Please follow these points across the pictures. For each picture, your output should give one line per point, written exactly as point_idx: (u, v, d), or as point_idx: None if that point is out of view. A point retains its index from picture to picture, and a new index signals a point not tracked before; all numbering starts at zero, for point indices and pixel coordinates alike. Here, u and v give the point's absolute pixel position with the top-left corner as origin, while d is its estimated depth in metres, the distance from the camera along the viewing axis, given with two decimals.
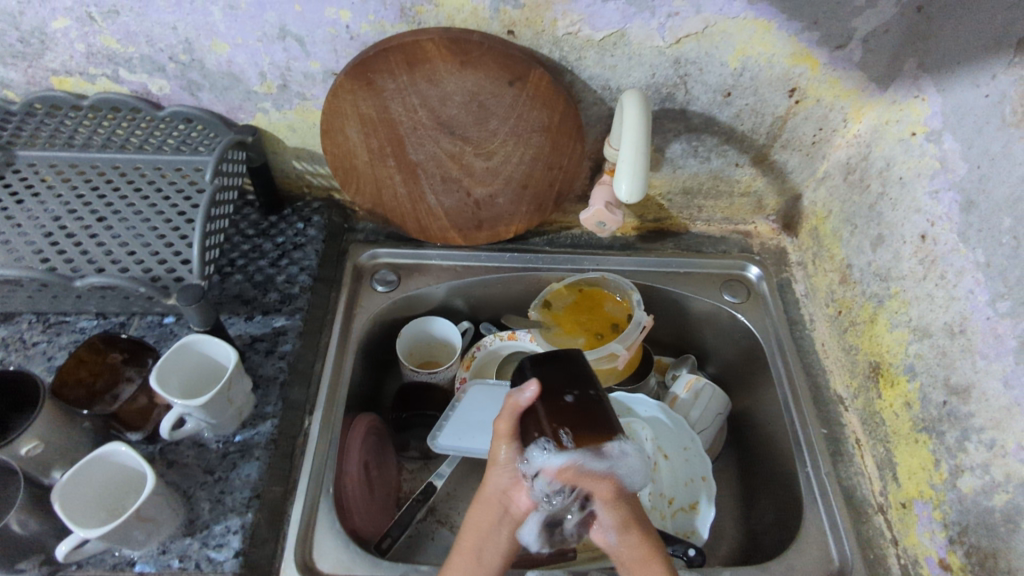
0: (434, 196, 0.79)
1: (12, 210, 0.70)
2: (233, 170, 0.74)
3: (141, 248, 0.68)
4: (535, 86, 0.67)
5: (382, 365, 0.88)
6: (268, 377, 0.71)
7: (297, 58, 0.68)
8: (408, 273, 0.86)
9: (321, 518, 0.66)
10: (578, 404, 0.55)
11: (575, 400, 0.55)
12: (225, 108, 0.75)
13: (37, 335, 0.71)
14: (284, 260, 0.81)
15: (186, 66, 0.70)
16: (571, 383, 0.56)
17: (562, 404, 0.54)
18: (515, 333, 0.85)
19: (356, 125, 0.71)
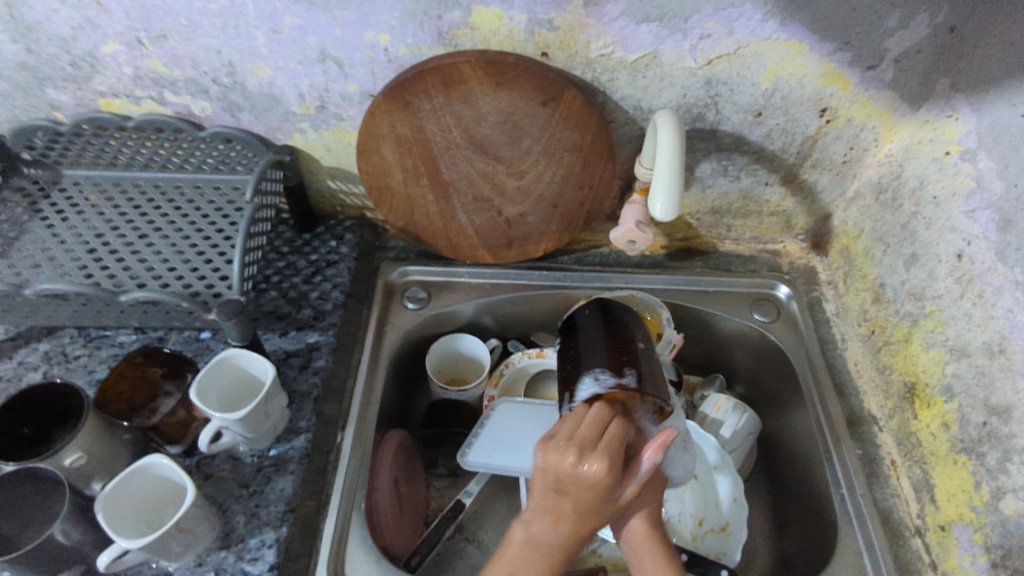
0: (465, 214, 0.81)
1: (58, 228, 0.72)
2: (270, 189, 0.76)
3: (182, 264, 0.69)
4: (568, 106, 0.68)
5: (411, 382, 0.89)
6: (302, 392, 0.72)
7: (335, 80, 0.70)
8: (438, 291, 0.87)
9: (353, 533, 0.67)
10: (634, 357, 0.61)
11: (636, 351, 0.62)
12: (264, 128, 0.77)
13: (79, 348, 0.72)
14: (318, 277, 0.82)
15: (228, 88, 0.72)
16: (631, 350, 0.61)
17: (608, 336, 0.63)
18: (544, 352, 0.88)
19: (392, 144, 0.73)
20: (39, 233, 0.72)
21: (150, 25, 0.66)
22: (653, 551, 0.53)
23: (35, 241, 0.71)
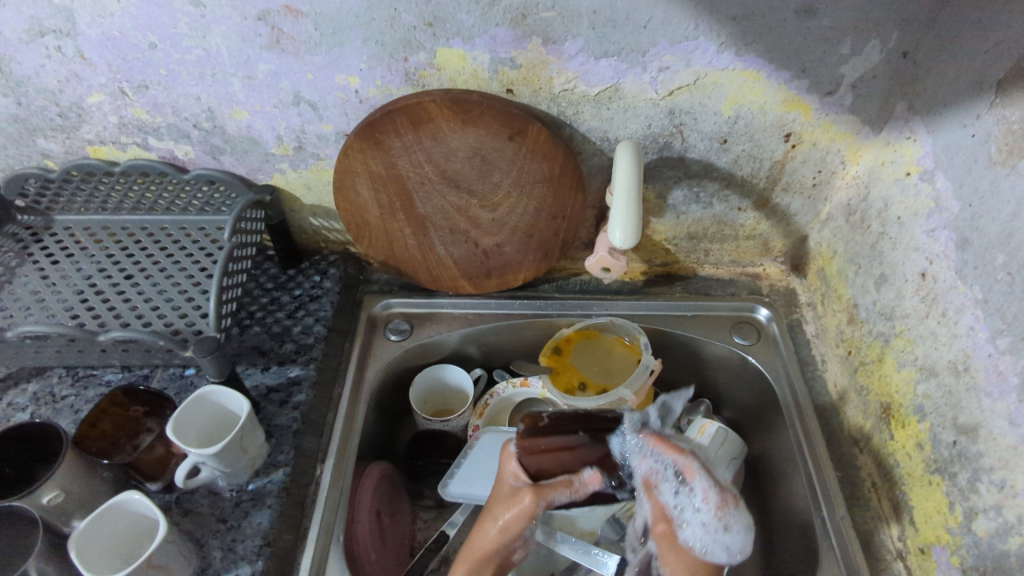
0: (443, 247, 0.82)
1: (48, 271, 0.75)
2: (251, 227, 0.78)
3: (164, 303, 0.71)
4: (534, 140, 0.70)
5: (396, 414, 0.90)
6: (282, 426, 0.73)
7: (310, 121, 0.73)
8: (420, 322, 0.88)
9: (330, 566, 0.67)
10: (586, 442, 0.62)
11: (585, 438, 0.62)
12: (246, 170, 0.80)
13: (66, 389, 0.74)
14: (301, 311, 0.84)
15: (209, 133, 0.75)
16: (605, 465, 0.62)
17: (573, 439, 0.62)
18: (529, 380, 0.87)
19: (366, 181, 0.75)
20: (30, 277, 0.74)
21: (132, 76, 0.69)
22: (667, 531, 0.61)
23: (25, 286, 0.73)
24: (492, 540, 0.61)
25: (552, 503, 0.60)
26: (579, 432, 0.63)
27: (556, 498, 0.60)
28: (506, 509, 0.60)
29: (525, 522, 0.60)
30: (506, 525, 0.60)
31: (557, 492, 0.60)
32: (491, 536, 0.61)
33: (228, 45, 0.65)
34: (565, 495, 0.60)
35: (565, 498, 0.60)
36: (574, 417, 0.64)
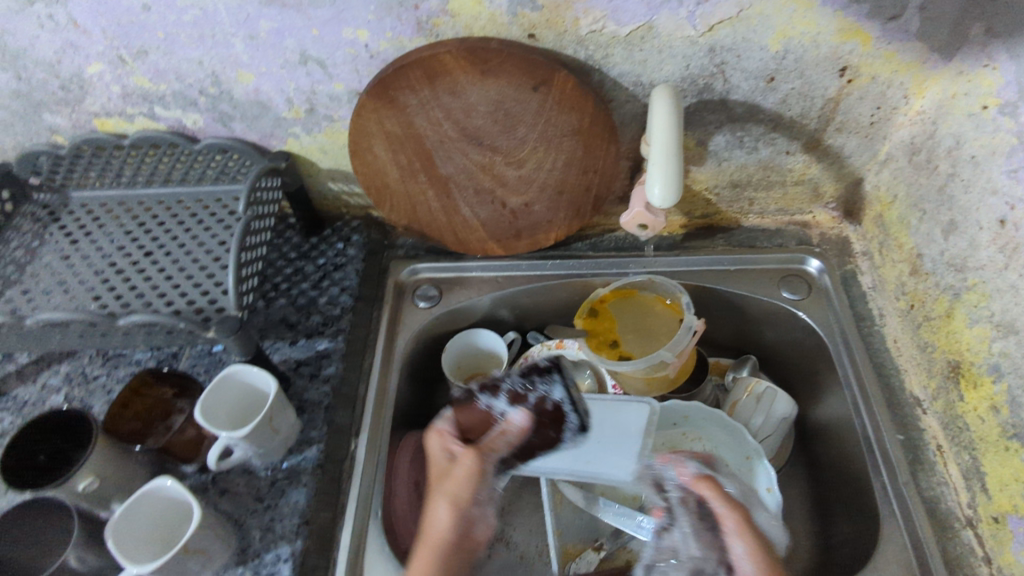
0: (469, 208, 0.78)
1: (68, 252, 0.73)
2: (268, 196, 0.74)
3: (185, 281, 0.69)
4: (560, 89, 0.65)
5: (429, 381, 0.88)
6: (314, 401, 0.72)
7: (320, 81, 0.68)
8: (449, 288, 0.85)
9: (370, 541, 0.65)
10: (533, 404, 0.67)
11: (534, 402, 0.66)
12: (258, 136, 0.76)
13: (99, 368, 0.74)
14: (326, 280, 0.82)
15: (216, 98, 0.71)
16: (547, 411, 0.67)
17: (472, 409, 0.66)
18: (563, 342, 0.83)
19: (384, 142, 0.70)
20: (50, 260, 0.73)
21: (130, 42, 0.65)
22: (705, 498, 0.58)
23: (46, 269, 0.72)
24: (445, 518, 0.57)
25: (494, 454, 0.63)
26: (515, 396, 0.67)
27: (497, 445, 0.64)
28: (439, 476, 0.61)
29: (482, 485, 0.60)
30: (457, 487, 0.58)
31: (497, 441, 0.64)
32: (445, 517, 0.57)
33: (226, 3, 0.61)
34: (497, 441, 0.64)
35: (503, 447, 0.64)
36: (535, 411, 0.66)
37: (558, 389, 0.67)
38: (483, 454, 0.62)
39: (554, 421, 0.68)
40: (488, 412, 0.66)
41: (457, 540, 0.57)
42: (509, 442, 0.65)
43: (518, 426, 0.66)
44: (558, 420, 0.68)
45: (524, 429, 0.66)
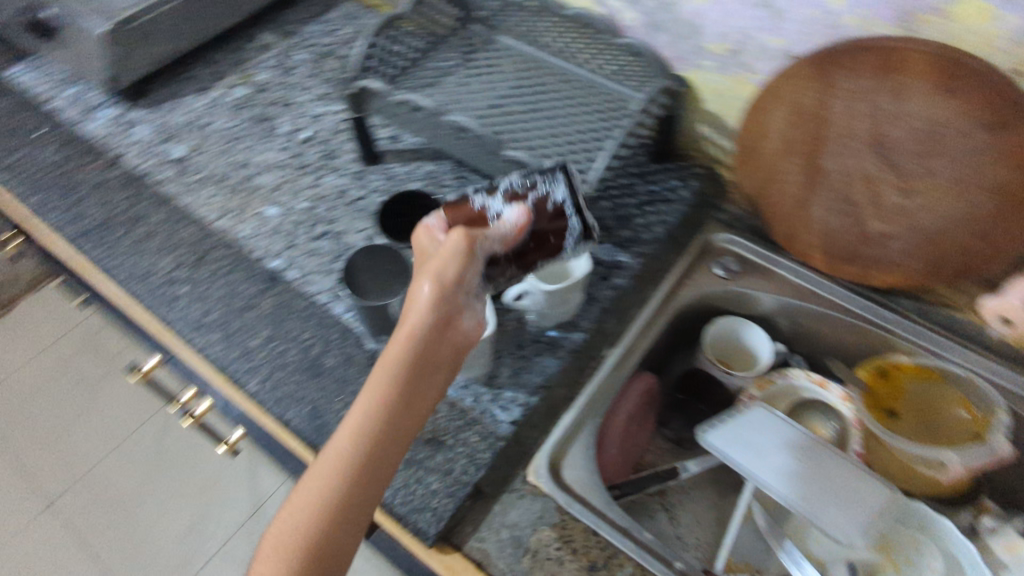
0: (823, 211, 0.72)
1: (466, 79, 0.82)
2: (653, 112, 0.74)
3: (549, 146, 0.73)
4: (1013, 140, 0.59)
5: (687, 343, 0.87)
6: (593, 298, 0.74)
7: (762, 30, 0.68)
8: (751, 272, 0.81)
9: (583, 437, 0.69)
10: (559, 209, 0.55)
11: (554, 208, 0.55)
12: (671, 54, 0.77)
13: (449, 179, 0.82)
14: (649, 207, 0.82)
15: (661, 7, 0.74)
16: (560, 225, 0.55)
17: (547, 204, 0.55)
18: (828, 384, 0.76)
19: (788, 111, 0.70)
20: (453, 79, 0.82)
21: None
22: None
23: (445, 87, 0.80)
24: (420, 309, 0.49)
25: (494, 248, 0.53)
26: (552, 199, 0.55)
27: (502, 228, 0.53)
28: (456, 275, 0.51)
29: (465, 270, 0.51)
30: (444, 254, 0.50)
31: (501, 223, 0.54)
32: (422, 297, 0.49)
33: None
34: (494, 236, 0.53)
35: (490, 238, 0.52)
36: (541, 209, 0.54)
37: (557, 189, 0.55)
38: (461, 245, 0.50)
39: (551, 234, 0.55)
40: (468, 204, 0.55)
41: (434, 327, 0.49)
42: (496, 240, 0.53)
43: (511, 224, 0.53)
44: (551, 231, 0.55)
45: (518, 228, 0.53)
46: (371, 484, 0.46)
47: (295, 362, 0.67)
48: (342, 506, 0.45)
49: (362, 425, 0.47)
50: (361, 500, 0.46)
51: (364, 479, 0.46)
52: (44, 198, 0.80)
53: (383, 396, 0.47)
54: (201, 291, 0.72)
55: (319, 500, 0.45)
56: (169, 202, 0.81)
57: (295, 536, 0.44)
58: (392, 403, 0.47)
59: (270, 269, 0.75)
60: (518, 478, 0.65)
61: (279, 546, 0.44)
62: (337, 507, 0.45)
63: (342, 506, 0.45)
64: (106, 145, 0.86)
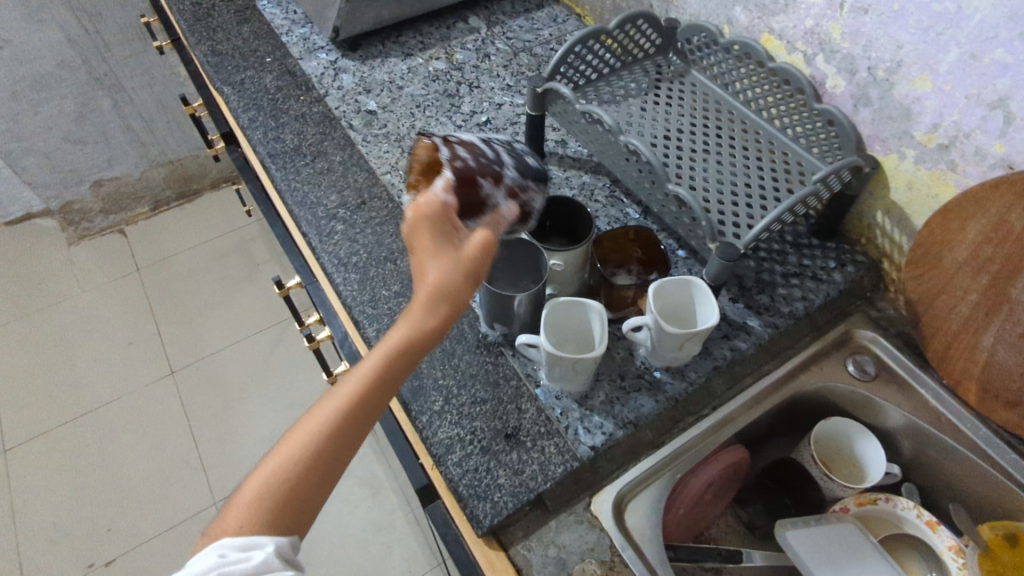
0: (994, 340, 0.66)
1: (648, 107, 0.81)
2: (832, 185, 0.70)
3: (714, 191, 0.71)
4: None
5: (796, 433, 0.80)
6: (710, 353, 0.71)
7: (986, 131, 0.61)
8: (887, 381, 0.75)
9: (656, 486, 0.67)
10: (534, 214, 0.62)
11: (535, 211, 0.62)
12: (870, 132, 0.72)
13: (601, 196, 0.83)
14: (796, 280, 0.77)
15: (875, 82, 0.69)
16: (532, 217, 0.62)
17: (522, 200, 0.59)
18: (938, 526, 0.70)
19: (987, 223, 0.63)
20: (634, 103, 0.82)
21: None
22: None
23: (626, 108, 0.81)
24: (425, 293, 0.48)
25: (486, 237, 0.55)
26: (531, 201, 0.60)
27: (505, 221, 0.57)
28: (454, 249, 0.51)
29: (480, 271, 0.50)
30: (468, 250, 0.49)
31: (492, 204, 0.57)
32: (432, 284, 0.48)
33: (987, 15, 0.57)
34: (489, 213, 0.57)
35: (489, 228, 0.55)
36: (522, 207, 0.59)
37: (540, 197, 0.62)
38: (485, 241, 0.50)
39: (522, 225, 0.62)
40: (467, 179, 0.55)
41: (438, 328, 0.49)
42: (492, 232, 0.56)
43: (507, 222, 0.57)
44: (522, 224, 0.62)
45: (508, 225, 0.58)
46: (332, 458, 0.47)
47: None
48: (322, 457, 0.46)
49: (341, 405, 0.47)
50: (338, 456, 0.47)
51: (343, 436, 0.47)
52: (254, 115, 0.90)
53: (372, 378, 0.48)
54: (353, 233, 0.78)
55: (302, 449, 0.46)
56: (352, 147, 0.88)
57: (274, 476, 0.45)
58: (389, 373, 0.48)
59: None
60: (581, 504, 0.65)
61: (259, 492, 0.45)
62: (318, 459, 0.46)
63: (321, 458, 0.46)
64: (315, 83, 0.95)
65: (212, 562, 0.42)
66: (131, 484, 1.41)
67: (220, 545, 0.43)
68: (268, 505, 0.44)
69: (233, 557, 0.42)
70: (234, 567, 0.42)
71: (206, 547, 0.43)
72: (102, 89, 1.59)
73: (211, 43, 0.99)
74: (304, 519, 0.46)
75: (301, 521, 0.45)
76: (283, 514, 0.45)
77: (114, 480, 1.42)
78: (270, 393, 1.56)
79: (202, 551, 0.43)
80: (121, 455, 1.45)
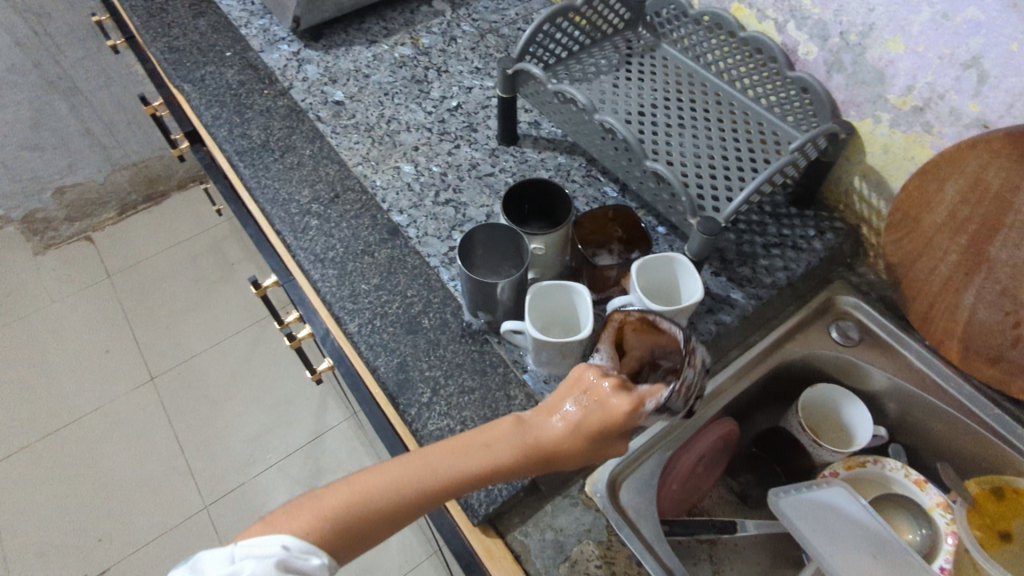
0: (974, 299, 0.66)
1: (620, 83, 0.80)
2: (808, 154, 0.70)
3: (692, 166, 0.71)
4: None
5: (782, 401, 0.81)
6: (696, 328, 0.71)
7: (960, 91, 0.61)
8: (870, 344, 0.75)
9: (649, 463, 0.67)
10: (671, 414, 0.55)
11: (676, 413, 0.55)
12: (844, 98, 0.72)
13: (578, 176, 0.82)
14: (777, 249, 0.77)
15: (847, 47, 0.69)
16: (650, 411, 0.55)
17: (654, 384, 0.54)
18: (926, 484, 0.71)
19: (963, 183, 0.63)
20: (606, 80, 0.81)
21: None
22: None
23: (598, 85, 0.80)
24: (553, 420, 0.48)
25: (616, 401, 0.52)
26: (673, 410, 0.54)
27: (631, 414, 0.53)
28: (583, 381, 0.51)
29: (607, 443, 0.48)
30: (600, 417, 0.47)
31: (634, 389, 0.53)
32: (561, 432, 0.47)
33: None
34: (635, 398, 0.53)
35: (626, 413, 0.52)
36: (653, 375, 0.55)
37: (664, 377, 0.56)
38: (637, 409, 0.47)
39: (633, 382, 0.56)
40: (654, 321, 0.53)
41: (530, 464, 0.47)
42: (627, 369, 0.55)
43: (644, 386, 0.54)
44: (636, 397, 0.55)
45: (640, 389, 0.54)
46: (397, 516, 0.45)
47: (395, 315, 0.69)
48: (391, 513, 0.45)
49: (429, 475, 0.46)
50: (409, 515, 0.46)
51: (413, 506, 0.45)
52: (218, 112, 0.88)
53: (465, 469, 0.46)
54: (328, 228, 0.76)
55: (388, 490, 0.45)
56: (321, 139, 0.86)
57: (345, 505, 0.44)
58: (475, 475, 0.46)
59: (393, 222, 0.77)
60: (576, 486, 0.64)
61: (334, 512, 0.44)
62: (387, 515, 0.45)
63: (391, 512, 0.45)
64: (278, 76, 0.92)
65: (277, 552, 0.42)
66: (117, 494, 1.38)
67: (285, 537, 0.43)
68: (336, 528, 0.44)
69: (296, 553, 0.43)
70: (296, 561, 0.42)
71: (271, 532, 0.43)
72: (57, 93, 1.54)
73: (167, 40, 0.96)
74: (351, 551, 0.45)
75: (349, 552, 0.45)
76: (337, 543, 0.44)
77: (100, 491, 1.39)
78: (254, 394, 1.54)
79: (268, 530, 0.44)
80: (105, 466, 1.43)
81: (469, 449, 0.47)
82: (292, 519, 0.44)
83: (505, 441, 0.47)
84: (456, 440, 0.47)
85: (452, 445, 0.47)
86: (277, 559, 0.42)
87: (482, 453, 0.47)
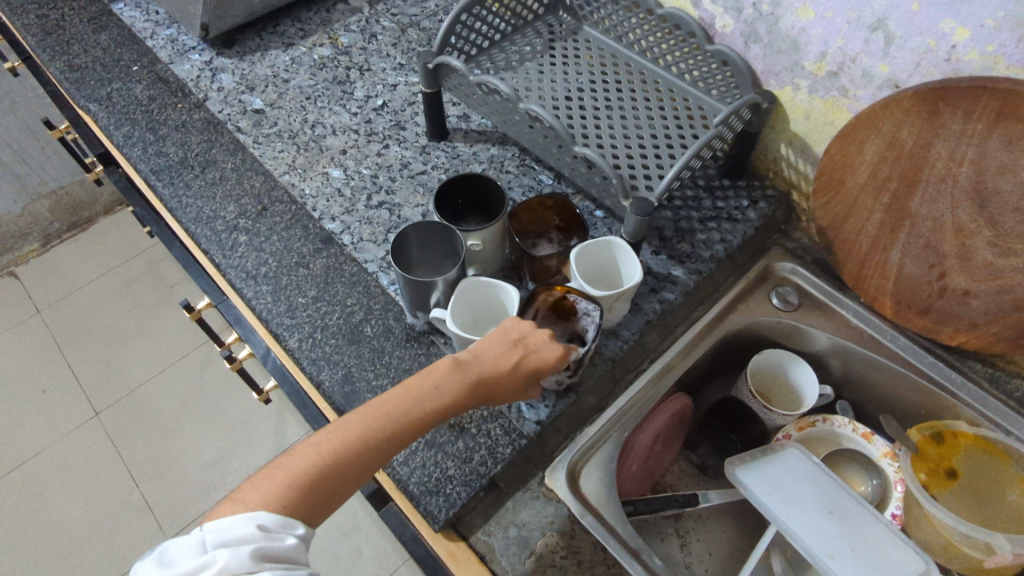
0: (901, 254, 0.68)
1: (545, 69, 0.79)
2: (734, 126, 0.71)
3: (622, 147, 0.71)
4: None
5: (732, 371, 0.82)
6: (640, 308, 0.71)
7: (871, 53, 0.63)
8: (809, 307, 0.77)
9: (605, 447, 0.67)
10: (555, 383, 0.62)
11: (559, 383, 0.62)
12: (763, 68, 0.73)
13: (512, 166, 0.81)
14: (713, 222, 0.78)
15: (760, 17, 0.69)
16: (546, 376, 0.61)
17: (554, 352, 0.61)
18: (873, 437, 0.73)
19: (880, 144, 0.65)
20: (530, 67, 0.80)
21: None
22: None
23: (523, 73, 0.79)
24: (491, 359, 0.52)
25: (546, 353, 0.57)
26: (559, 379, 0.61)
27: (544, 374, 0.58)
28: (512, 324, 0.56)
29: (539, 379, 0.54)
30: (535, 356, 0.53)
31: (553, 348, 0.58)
32: (502, 369, 0.52)
33: None
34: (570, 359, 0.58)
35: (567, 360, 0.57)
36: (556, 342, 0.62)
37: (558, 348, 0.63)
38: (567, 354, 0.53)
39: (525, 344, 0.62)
40: (572, 303, 0.61)
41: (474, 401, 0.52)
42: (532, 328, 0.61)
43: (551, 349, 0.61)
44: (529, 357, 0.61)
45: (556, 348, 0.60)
46: (360, 467, 0.48)
47: (336, 326, 0.68)
48: (360, 462, 0.47)
49: (386, 421, 0.49)
50: (368, 467, 0.48)
51: (373, 456, 0.48)
52: (129, 130, 0.83)
53: (416, 414, 0.50)
54: (258, 242, 0.74)
55: (349, 444, 0.47)
56: (243, 151, 0.83)
57: (313, 466, 0.46)
58: (425, 416, 0.50)
59: (325, 230, 0.75)
60: (535, 480, 0.64)
61: (298, 475, 0.45)
62: (352, 468, 0.47)
63: (358, 462, 0.47)
64: (192, 88, 0.88)
65: (254, 530, 0.42)
66: (72, 536, 1.33)
67: (259, 515, 0.43)
68: (302, 492, 0.45)
69: (272, 533, 0.43)
70: (272, 544, 0.43)
71: (242, 509, 0.43)
72: None
73: (66, 58, 0.91)
74: (326, 510, 0.47)
75: (323, 512, 0.47)
76: (312, 505, 0.45)
77: (52, 536, 1.33)
78: (207, 416, 1.49)
79: (238, 510, 0.43)
80: (55, 509, 1.36)
81: (416, 394, 0.50)
82: (259, 495, 0.44)
83: (451, 380, 0.51)
84: (401, 388, 0.51)
85: (398, 393, 0.50)
86: (255, 536, 0.42)
87: (429, 396, 0.50)
